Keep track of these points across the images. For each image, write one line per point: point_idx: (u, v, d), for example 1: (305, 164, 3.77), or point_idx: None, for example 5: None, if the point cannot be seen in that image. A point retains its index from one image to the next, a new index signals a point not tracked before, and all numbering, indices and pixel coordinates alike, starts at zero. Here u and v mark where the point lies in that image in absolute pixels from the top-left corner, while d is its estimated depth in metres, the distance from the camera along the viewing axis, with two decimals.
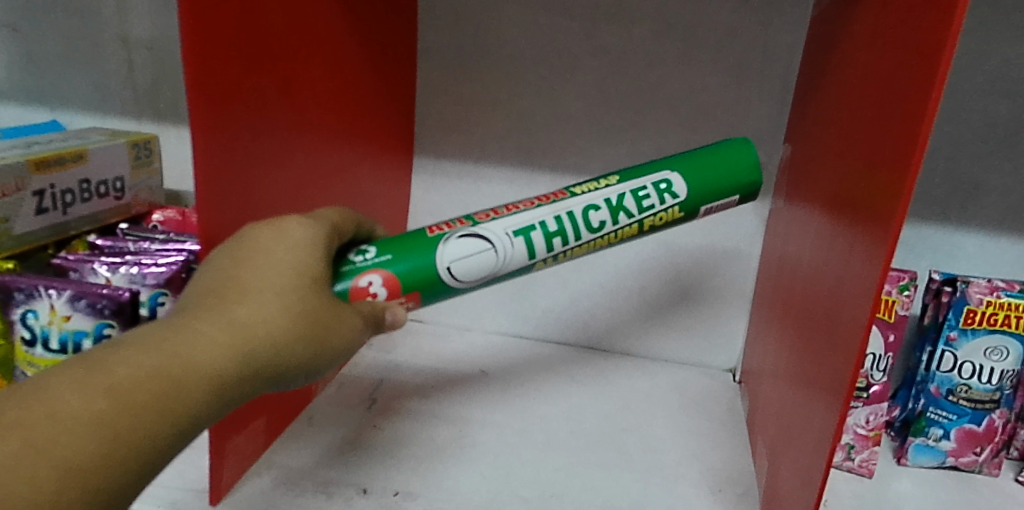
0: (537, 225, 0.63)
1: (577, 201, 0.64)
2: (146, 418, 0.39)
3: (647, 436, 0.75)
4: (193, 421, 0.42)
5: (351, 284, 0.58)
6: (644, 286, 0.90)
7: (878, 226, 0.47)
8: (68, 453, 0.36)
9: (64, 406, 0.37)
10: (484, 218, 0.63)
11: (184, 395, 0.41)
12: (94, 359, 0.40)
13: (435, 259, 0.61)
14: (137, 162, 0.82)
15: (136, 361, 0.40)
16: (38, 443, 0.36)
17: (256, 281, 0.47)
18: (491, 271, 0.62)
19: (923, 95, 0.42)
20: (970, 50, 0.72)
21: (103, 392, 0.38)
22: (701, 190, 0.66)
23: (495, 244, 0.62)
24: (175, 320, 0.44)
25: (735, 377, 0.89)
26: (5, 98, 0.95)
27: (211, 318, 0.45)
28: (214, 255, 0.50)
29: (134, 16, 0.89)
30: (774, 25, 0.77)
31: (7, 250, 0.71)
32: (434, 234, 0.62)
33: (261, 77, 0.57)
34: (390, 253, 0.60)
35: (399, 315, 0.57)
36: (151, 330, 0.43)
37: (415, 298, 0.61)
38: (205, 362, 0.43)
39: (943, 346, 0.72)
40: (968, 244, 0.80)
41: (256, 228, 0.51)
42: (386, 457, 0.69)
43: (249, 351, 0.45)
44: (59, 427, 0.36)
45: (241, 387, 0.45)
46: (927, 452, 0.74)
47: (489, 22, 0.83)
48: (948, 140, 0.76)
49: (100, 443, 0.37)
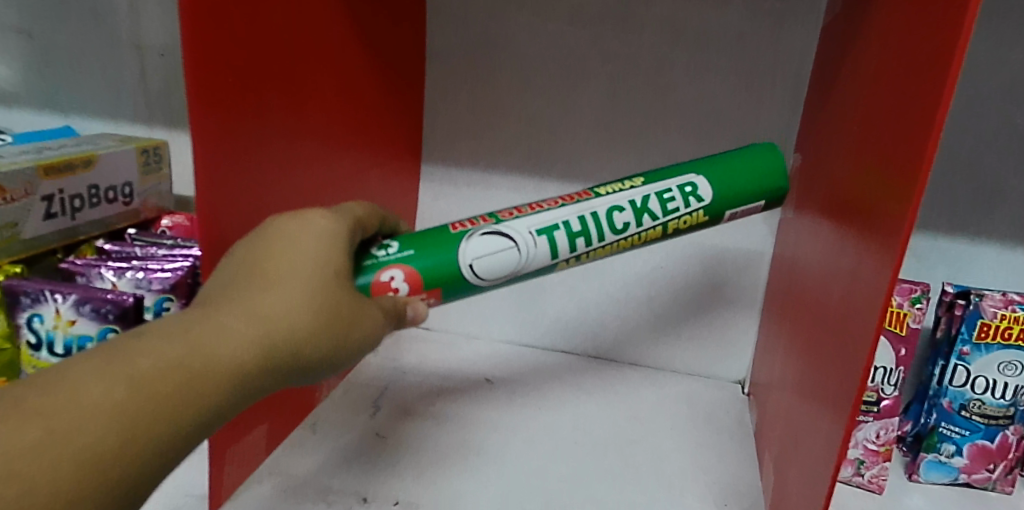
0: (560, 224, 0.63)
1: (601, 201, 0.64)
2: (167, 409, 0.40)
3: (654, 448, 0.75)
4: (215, 413, 0.43)
5: (373, 279, 0.59)
6: (653, 296, 0.89)
7: (886, 237, 0.46)
8: (88, 442, 0.37)
9: (86, 396, 0.38)
10: (508, 216, 0.63)
11: (205, 386, 0.42)
12: (118, 349, 0.40)
13: (458, 255, 0.61)
14: (146, 168, 0.82)
15: (159, 352, 0.41)
16: (60, 431, 0.36)
17: (279, 273, 0.48)
18: (513, 269, 0.63)
19: (933, 98, 0.42)
20: (985, 56, 0.71)
21: (125, 382, 0.39)
22: (728, 196, 0.66)
23: (518, 242, 0.62)
24: (199, 311, 0.45)
25: (744, 389, 0.88)
26: (22, 103, 0.96)
27: (234, 310, 0.45)
28: (239, 246, 0.51)
29: (147, 23, 0.89)
30: (785, 34, 0.76)
31: (16, 254, 0.72)
32: (457, 231, 0.62)
33: (265, 85, 0.57)
34: (413, 248, 0.61)
35: (420, 310, 0.58)
36: (175, 321, 0.44)
37: (436, 295, 0.62)
38: (226, 354, 0.43)
39: (955, 360, 0.70)
40: (983, 256, 0.78)
41: (280, 219, 0.52)
42: (389, 466, 0.69)
43: (270, 342, 0.45)
44: (79, 416, 0.37)
45: (263, 379, 0.45)
46: (940, 468, 0.73)
47: (498, 29, 0.83)
48: (964, 147, 0.75)
49: (120, 433, 0.38)
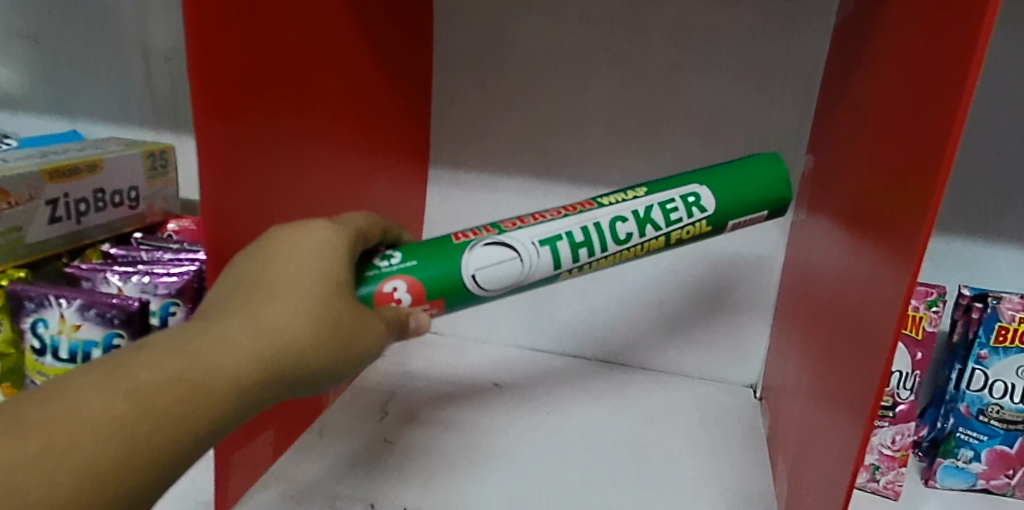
0: (563, 234, 0.62)
1: (604, 211, 0.63)
2: (165, 423, 0.39)
3: (666, 453, 0.74)
4: (216, 426, 0.42)
5: (375, 289, 0.58)
6: (663, 299, 0.88)
7: (903, 239, 0.45)
8: (87, 456, 0.36)
9: (85, 409, 0.37)
10: (511, 227, 0.62)
11: (206, 399, 0.41)
12: (116, 363, 0.40)
13: (461, 266, 0.60)
14: (152, 172, 0.82)
15: (158, 365, 0.40)
16: (58, 445, 0.36)
17: (280, 284, 0.47)
18: (517, 278, 0.62)
19: (950, 105, 0.41)
20: (1000, 57, 0.70)
21: (124, 395, 0.38)
22: (733, 205, 0.65)
23: (521, 253, 0.61)
24: (198, 324, 0.45)
25: (755, 393, 0.87)
26: (28, 107, 0.96)
27: (235, 322, 0.45)
28: (239, 258, 0.50)
29: (154, 27, 0.89)
30: (796, 34, 0.75)
31: (21, 258, 0.72)
32: (459, 241, 0.62)
33: (272, 90, 0.57)
34: (416, 259, 0.60)
35: (423, 320, 0.57)
36: (174, 334, 0.43)
37: (439, 305, 0.61)
38: (227, 367, 0.42)
39: (973, 364, 0.69)
40: (1000, 258, 0.77)
41: (281, 231, 0.51)
42: (397, 472, 0.68)
43: (271, 355, 0.44)
44: (78, 429, 0.37)
45: (265, 393, 0.44)
46: (958, 474, 0.72)
47: (505, 31, 0.82)
48: (980, 148, 0.73)
49: (120, 446, 0.37)
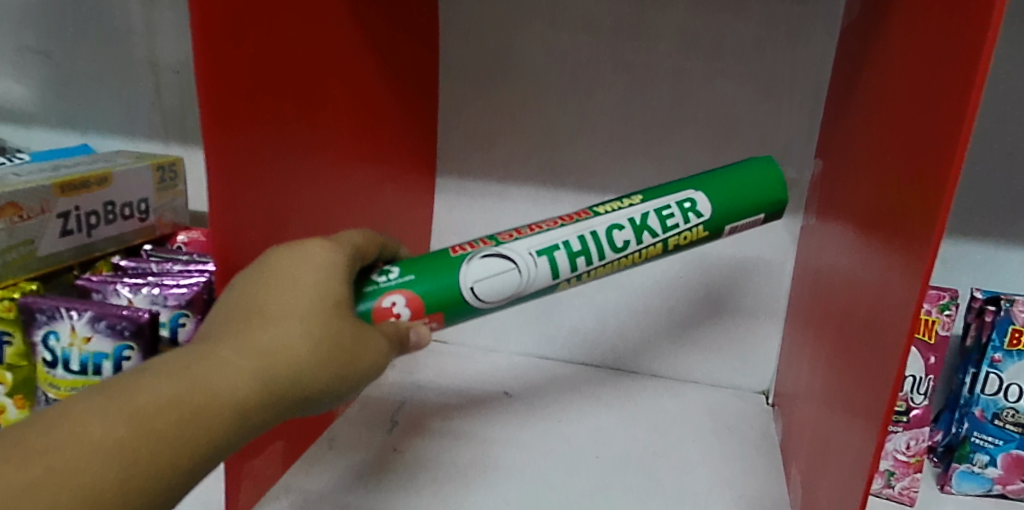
0: (560, 244, 0.62)
1: (600, 219, 0.63)
2: (170, 442, 0.39)
3: (677, 461, 0.73)
4: (218, 448, 0.42)
5: (374, 305, 0.58)
6: (672, 305, 0.88)
7: (914, 242, 0.44)
8: (89, 477, 0.36)
9: (87, 431, 0.37)
10: (508, 238, 0.62)
11: (208, 420, 0.41)
12: (120, 386, 0.40)
13: (458, 279, 0.60)
14: (161, 184, 0.83)
15: (161, 387, 0.40)
16: (60, 468, 0.36)
17: (280, 306, 0.47)
18: (516, 290, 0.62)
19: (959, 104, 0.40)
20: (1010, 57, 0.70)
21: (126, 417, 0.38)
22: (726, 210, 0.64)
23: (519, 264, 0.61)
24: (199, 347, 0.45)
25: (767, 400, 0.87)
26: (39, 122, 0.97)
27: (235, 345, 0.45)
28: (239, 279, 0.50)
29: (162, 40, 0.90)
30: (803, 38, 0.75)
31: (33, 271, 0.72)
32: (456, 254, 0.61)
33: (280, 102, 0.57)
34: (414, 273, 0.60)
35: (423, 334, 0.57)
36: (175, 357, 0.43)
37: (439, 318, 0.61)
38: (228, 389, 0.42)
39: (987, 368, 0.69)
40: (1013, 261, 0.76)
41: (280, 251, 0.51)
42: (408, 481, 0.68)
43: (271, 376, 0.44)
44: (80, 451, 0.36)
45: (265, 414, 0.44)
46: (974, 479, 0.71)
47: (512, 40, 0.83)
48: (990, 150, 0.73)
49: (121, 468, 0.37)
